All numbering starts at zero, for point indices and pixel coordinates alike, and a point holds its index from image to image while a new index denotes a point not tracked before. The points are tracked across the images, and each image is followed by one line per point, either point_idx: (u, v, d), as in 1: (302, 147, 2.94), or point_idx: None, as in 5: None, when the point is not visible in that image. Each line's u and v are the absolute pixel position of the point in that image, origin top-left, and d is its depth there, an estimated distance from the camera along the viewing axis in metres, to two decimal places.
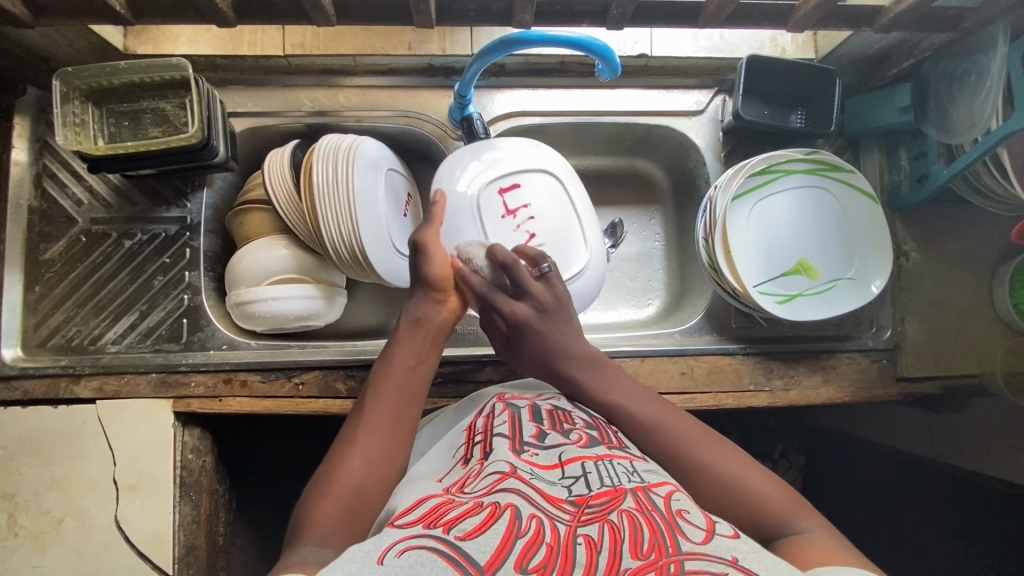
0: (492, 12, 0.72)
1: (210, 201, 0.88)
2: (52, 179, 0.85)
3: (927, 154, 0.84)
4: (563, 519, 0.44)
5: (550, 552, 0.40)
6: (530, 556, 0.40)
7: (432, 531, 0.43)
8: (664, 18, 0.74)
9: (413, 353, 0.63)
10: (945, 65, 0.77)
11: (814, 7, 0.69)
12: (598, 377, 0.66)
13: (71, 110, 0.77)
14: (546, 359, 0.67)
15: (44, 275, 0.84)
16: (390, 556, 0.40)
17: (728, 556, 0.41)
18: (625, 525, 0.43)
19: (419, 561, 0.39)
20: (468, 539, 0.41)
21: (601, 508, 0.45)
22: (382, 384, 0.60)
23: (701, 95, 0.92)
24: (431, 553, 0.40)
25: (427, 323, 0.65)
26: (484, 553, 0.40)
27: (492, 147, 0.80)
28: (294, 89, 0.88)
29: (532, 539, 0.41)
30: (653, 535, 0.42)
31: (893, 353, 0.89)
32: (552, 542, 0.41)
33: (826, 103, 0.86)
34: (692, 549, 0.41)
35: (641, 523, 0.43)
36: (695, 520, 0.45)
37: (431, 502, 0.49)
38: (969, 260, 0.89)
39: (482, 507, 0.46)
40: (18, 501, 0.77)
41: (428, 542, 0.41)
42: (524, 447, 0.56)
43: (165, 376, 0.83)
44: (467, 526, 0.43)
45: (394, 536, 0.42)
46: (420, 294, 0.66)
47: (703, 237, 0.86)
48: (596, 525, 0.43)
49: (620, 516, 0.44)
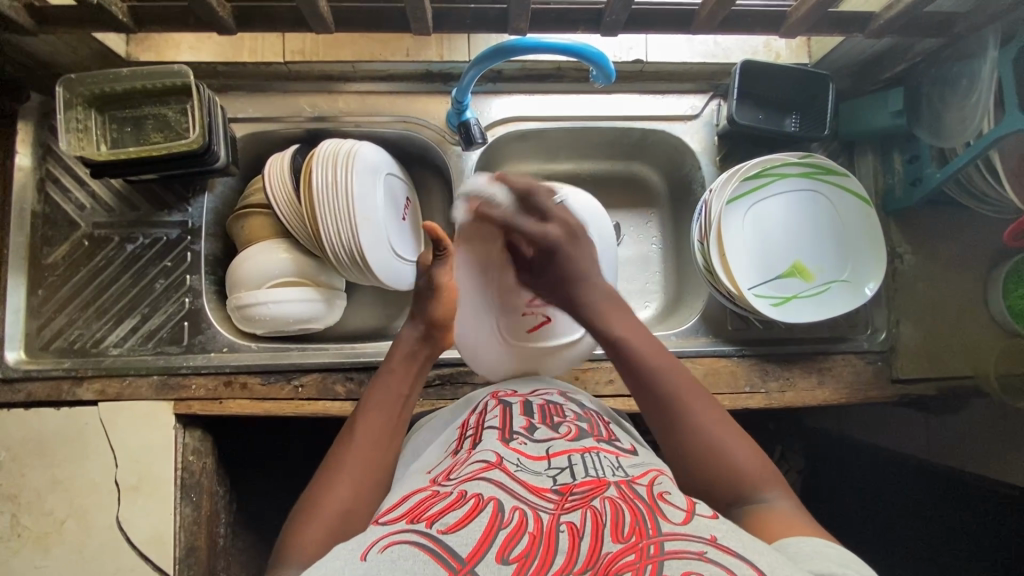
0: (489, 19, 0.73)
1: (211, 206, 0.89)
2: (55, 183, 0.86)
3: (920, 157, 0.85)
4: (546, 508, 0.45)
5: (532, 540, 0.41)
6: (512, 547, 0.41)
7: (415, 526, 0.43)
8: (658, 24, 0.75)
9: (404, 379, 0.66)
10: (938, 69, 0.78)
11: (805, 13, 0.70)
12: (616, 315, 0.67)
13: (74, 116, 0.79)
14: (565, 284, 0.69)
15: (47, 278, 0.85)
16: (373, 552, 0.40)
17: (707, 535, 0.42)
18: (607, 511, 0.44)
19: (401, 555, 0.39)
20: (449, 533, 0.42)
21: (584, 495, 0.46)
22: (372, 409, 0.62)
23: (696, 100, 0.93)
24: (413, 547, 0.40)
25: (417, 354, 0.69)
26: (466, 545, 0.41)
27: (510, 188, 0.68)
28: (294, 95, 0.89)
29: (514, 530, 0.42)
30: (633, 519, 0.43)
31: (888, 355, 0.89)
32: (534, 532, 0.42)
33: (820, 107, 0.87)
34: (672, 530, 0.42)
35: (623, 509, 0.44)
36: (676, 501, 0.46)
37: (417, 496, 0.50)
38: (963, 263, 0.90)
39: (465, 498, 0.46)
40: (21, 502, 0.79)
41: (411, 536, 0.42)
42: (512, 437, 0.57)
43: (167, 379, 0.84)
44: (449, 519, 0.44)
45: (378, 533, 0.43)
46: (417, 326, 0.71)
47: (698, 240, 0.86)
48: (579, 512, 0.44)
49: (602, 503, 0.45)
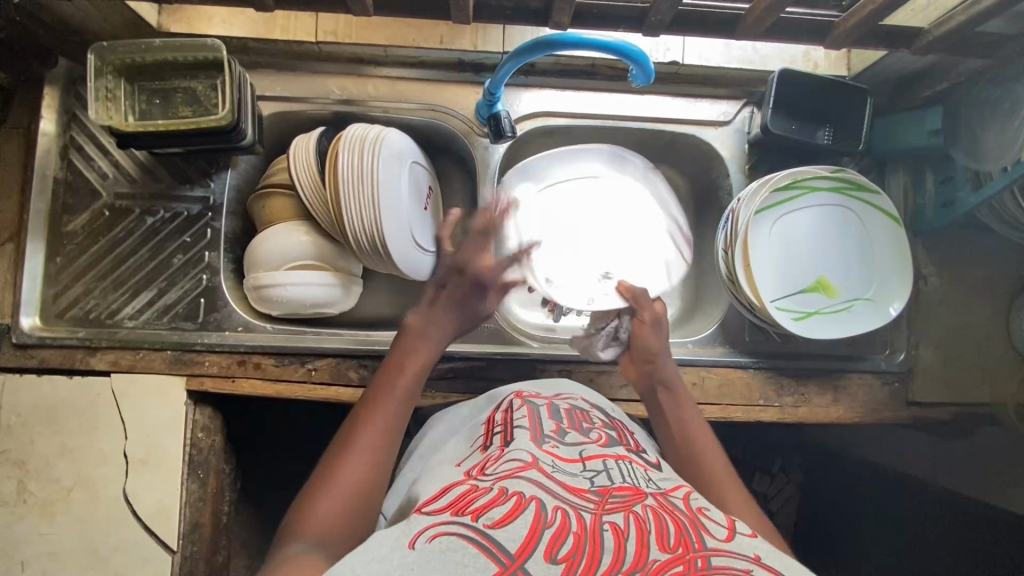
0: (529, 12, 0.72)
1: (233, 182, 0.89)
2: (78, 151, 0.85)
3: (954, 179, 0.83)
4: (588, 508, 0.44)
5: (577, 541, 0.40)
6: (559, 546, 0.40)
7: (460, 518, 0.43)
8: (701, 28, 0.73)
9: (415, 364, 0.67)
10: (979, 90, 0.75)
11: (853, 25, 0.69)
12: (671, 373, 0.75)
13: (104, 84, 0.78)
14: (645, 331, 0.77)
15: (66, 246, 0.85)
16: (422, 541, 0.40)
17: (752, 554, 0.41)
18: (650, 519, 0.43)
19: (449, 547, 0.39)
20: (496, 528, 0.41)
21: (625, 500, 0.46)
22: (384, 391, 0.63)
23: (728, 106, 0.91)
24: (461, 540, 0.40)
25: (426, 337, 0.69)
26: (514, 541, 0.40)
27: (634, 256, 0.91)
28: (323, 76, 0.88)
29: (559, 530, 0.41)
30: (678, 531, 0.42)
31: (905, 376, 0.89)
32: (578, 532, 0.41)
33: (855, 122, 0.86)
34: (717, 546, 0.41)
35: (666, 519, 0.43)
36: (717, 517, 0.46)
37: (457, 488, 0.49)
38: (987, 289, 0.89)
39: (508, 495, 0.45)
40: (30, 468, 0.79)
41: (457, 528, 0.41)
42: (544, 439, 0.56)
43: (180, 354, 0.83)
44: (495, 514, 0.43)
45: (423, 522, 0.43)
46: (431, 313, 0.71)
47: (723, 248, 0.85)
48: (621, 515, 0.43)
49: (644, 509, 0.44)
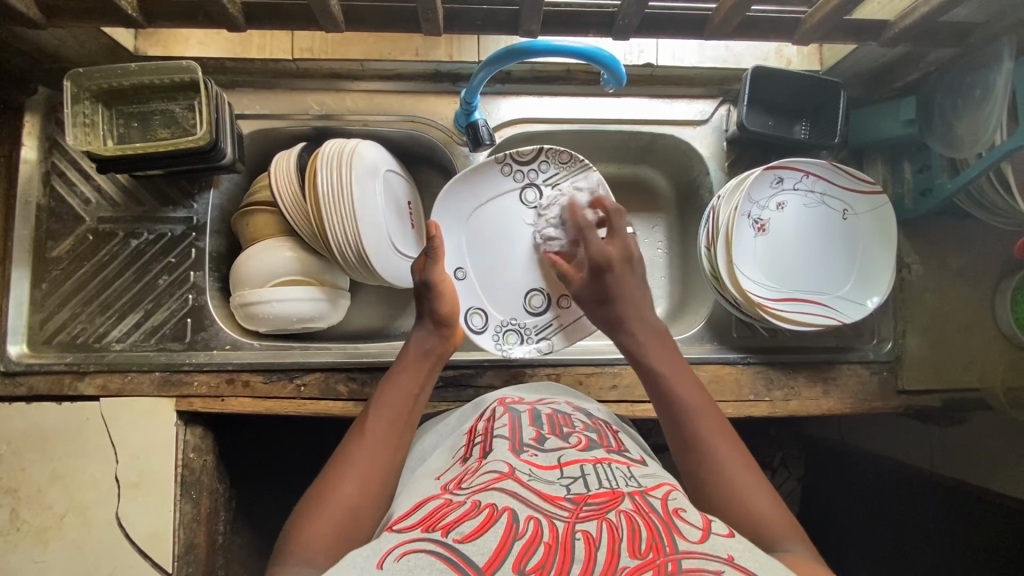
0: (500, 21, 0.73)
1: (216, 202, 0.89)
2: (61, 177, 0.86)
3: (931, 167, 0.84)
4: (561, 517, 0.44)
5: (548, 552, 0.41)
6: (528, 558, 0.40)
7: (431, 534, 0.43)
8: (670, 29, 0.74)
9: (416, 376, 0.68)
10: (950, 79, 0.76)
11: (818, 20, 0.70)
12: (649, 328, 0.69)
13: (82, 110, 0.78)
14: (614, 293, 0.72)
15: (51, 272, 0.85)
16: (390, 560, 0.40)
17: (724, 555, 0.42)
18: (623, 525, 0.43)
19: (417, 564, 0.39)
20: (465, 541, 0.42)
21: (599, 507, 0.46)
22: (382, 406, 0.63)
23: (705, 105, 0.92)
24: (429, 556, 0.40)
25: (432, 354, 0.71)
26: (482, 555, 0.40)
27: (784, 248, 0.86)
28: (301, 93, 0.89)
29: (529, 541, 0.42)
30: (650, 535, 0.42)
31: (893, 365, 0.89)
32: (549, 542, 0.42)
33: (829, 115, 0.87)
34: (689, 548, 0.41)
35: (639, 525, 0.43)
36: (691, 518, 0.45)
37: (431, 504, 0.49)
38: (972, 275, 0.89)
39: (479, 508, 0.46)
40: (22, 496, 0.79)
41: (427, 545, 0.42)
42: (523, 448, 0.56)
43: (168, 375, 0.83)
44: (465, 528, 0.43)
45: (393, 540, 0.43)
46: (427, 327, 0.72)
47: (704, 246, 0.85)
48: (593, 524, 0.43)
49: (617, 516, 0.44)
